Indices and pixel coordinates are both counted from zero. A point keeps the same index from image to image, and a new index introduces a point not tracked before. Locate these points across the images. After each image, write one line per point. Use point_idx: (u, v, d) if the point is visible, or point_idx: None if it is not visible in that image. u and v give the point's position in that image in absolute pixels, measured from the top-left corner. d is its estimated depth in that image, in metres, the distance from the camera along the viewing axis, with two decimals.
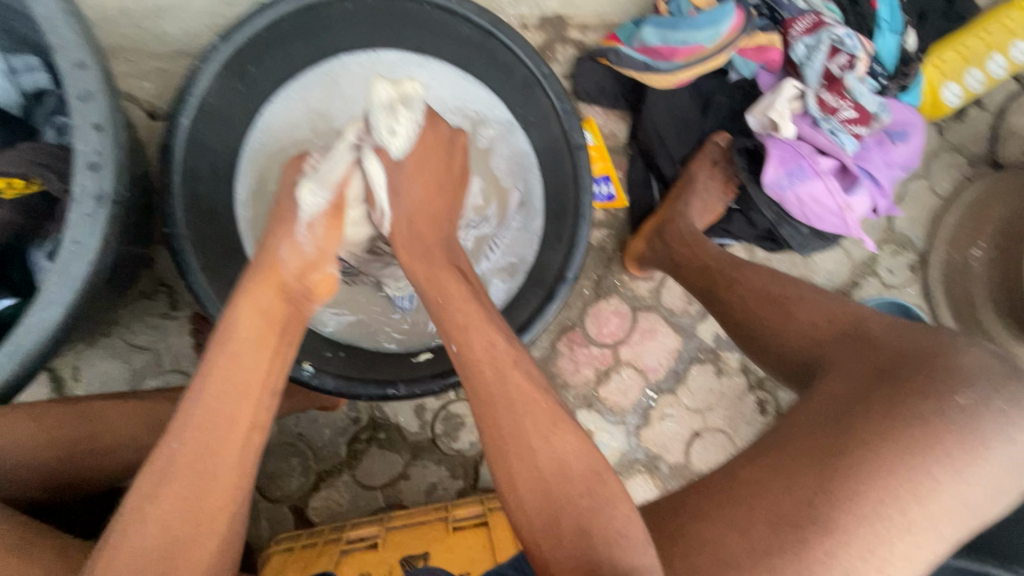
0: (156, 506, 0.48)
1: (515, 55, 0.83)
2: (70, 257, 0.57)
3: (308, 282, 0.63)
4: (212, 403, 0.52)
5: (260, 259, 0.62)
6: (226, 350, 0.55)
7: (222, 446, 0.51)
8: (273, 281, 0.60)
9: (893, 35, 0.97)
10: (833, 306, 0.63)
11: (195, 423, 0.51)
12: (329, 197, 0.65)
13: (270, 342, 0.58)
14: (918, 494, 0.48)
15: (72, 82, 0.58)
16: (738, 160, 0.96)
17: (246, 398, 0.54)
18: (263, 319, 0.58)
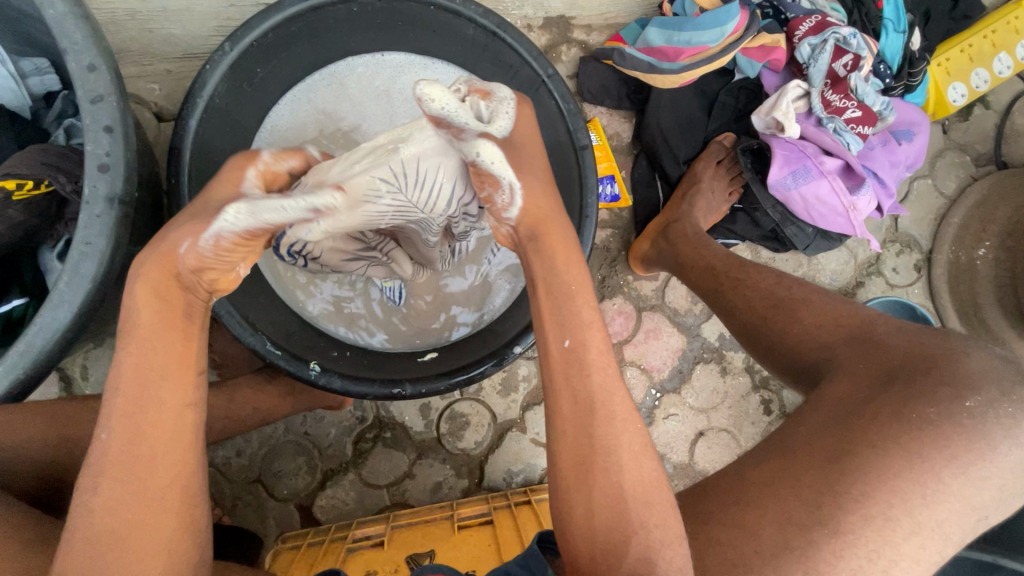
0: (99, 494, 0.46)
1: (521, 56, 0.82)
2: (79, 258, 0.58)
3: (210, 278, 0.53)
4: (132, 390, 0.47)
5: (155, 241, 0.51)
6: (129, 351, 0.48)
7: (155, 428, 0.47)
8: (170, 268, 0.50)
9: (898, 35, 0.97)
10: (841, 312, 0.65)
11: (121, 409, 0.47)
12: (251, 226, 0.52)
13: (177, 332, 0.50)
14: (924, 496, 0.48)
15: (82, 85, 0.58)
16: (742, 160, 0.98)
17: (170, 383, 0.48)
18: (163, 306, 0.50)
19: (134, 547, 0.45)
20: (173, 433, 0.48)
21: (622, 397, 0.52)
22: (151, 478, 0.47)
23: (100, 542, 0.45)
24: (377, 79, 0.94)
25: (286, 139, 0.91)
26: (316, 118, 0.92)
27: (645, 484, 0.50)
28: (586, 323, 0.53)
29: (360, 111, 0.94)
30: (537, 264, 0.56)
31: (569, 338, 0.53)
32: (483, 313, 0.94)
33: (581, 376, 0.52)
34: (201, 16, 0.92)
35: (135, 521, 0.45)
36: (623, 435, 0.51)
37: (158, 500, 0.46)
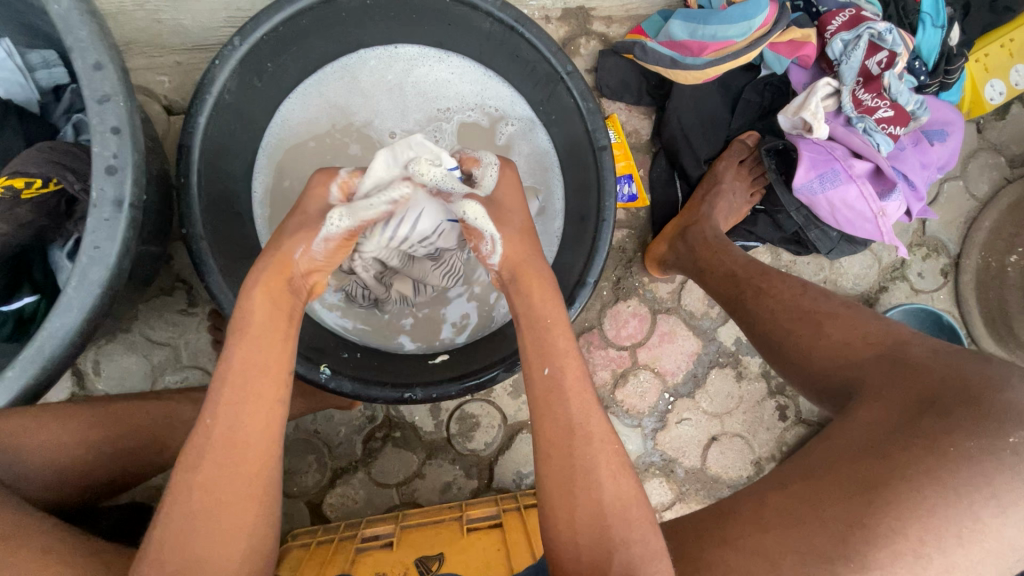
0: (200, 475, 0.50)
1: (538, 51, 0.79)
2: (87, 263, 0.56)
3: (309, 280, 0.64)
4: (235, 381, 0.53)
5: (269, 253, 0.62)
6: (242, 342, 0.55)
7: (250, 419, 0.52)
8: (279, 275, 0.60)
9: (937, 30, 0.92)
10: (872, 329, 0.62)
11: (225, 397, 0.52)
12: (351, 225, 0.65)
13: (281, 331, 0.58)
14: (959, 535, 0.46)
15: (90, 85, 0.57)
16: (767, 161, 0.94)
17: (265, 375, 0.54)
18: (275, 307, 0.58)
19: (228, 527, 0.49)
20: (269, 425, 0.54)
21: (598, 419, 0.56)
22: (242, 465, 0.51)
23: (191, 519, 0.49)
24: (390, 73, 0.91)
25: (297, 135, 0.89)
26: (327, 114, 0.90)
27: (623, 499, 0.53)
28: (558, 350, 0.59)
29: (372, 106, 0.91)
30: (519, 302, 0.63)
31: (549, 365, 0.58)
32: (495, 315, 0.93)
33: (561, 400, 0.56)
34: (210, 7, 0.90)
35: (227, 505, 0.50)
36: (601, 457, 0.54)
37: (247, 486, 0.51)
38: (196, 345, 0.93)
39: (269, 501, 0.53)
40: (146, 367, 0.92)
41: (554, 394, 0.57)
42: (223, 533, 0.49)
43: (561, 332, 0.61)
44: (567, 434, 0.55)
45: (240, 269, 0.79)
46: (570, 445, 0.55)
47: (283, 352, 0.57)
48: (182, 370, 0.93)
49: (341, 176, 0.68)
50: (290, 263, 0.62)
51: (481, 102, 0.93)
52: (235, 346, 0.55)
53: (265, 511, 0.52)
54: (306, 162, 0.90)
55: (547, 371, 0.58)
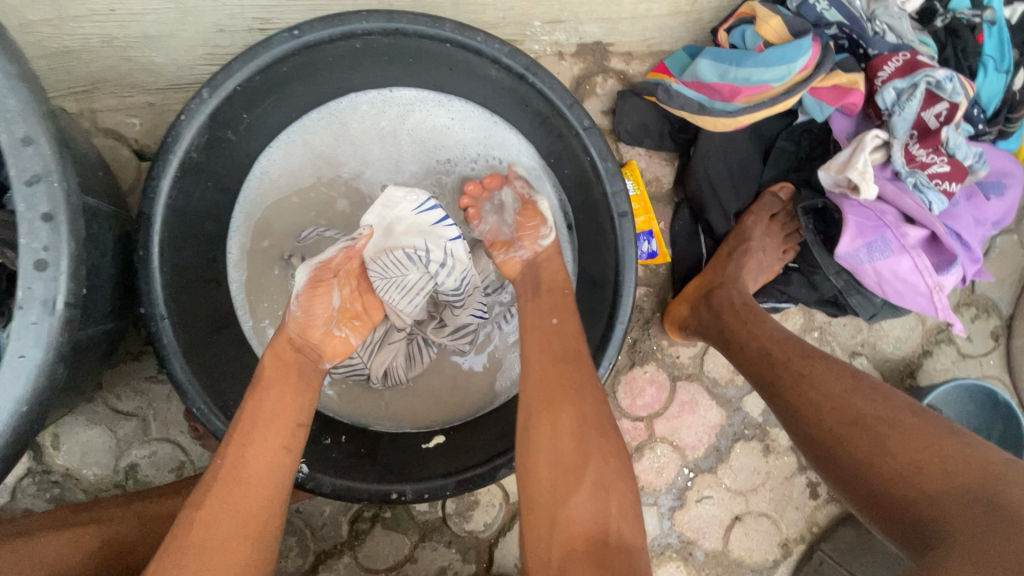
0: (202, 512, 0.51)
1: (552, 103, 0.69)
2: (7, 376, 0.47)
3: (314, 339, 0.65)
4: (247, 428, 0.56)
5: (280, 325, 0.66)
6: (254, 391, 0.59)
7: (256, 460, 0.55)
8: (286, 339, 0.63)
9: (999, 74, 0.82)
10: (942, 446, 0.55)
11: (239, 434, 0.56)
12: (311, 271, 0.65)
13: (290, 383, 0.61)
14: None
15: (16, 163, 0.47)
16: (803, 221, 0.85)
17: (277, 420, 0.58)
18: (280, 363, 0.62)
19: (234, 508, 0.51)
20: (279, 469, 0.56)
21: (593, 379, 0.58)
22: (242, 501, 0.52)
23: (181, 557, 0.48)
24: (384, 119, 0.82)
25: (279, 189, 0.80)
26: (314, 166, 0.81)
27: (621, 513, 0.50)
28: (566, 311, 0.64)
29: (364, 156, 0.83)
30: (546, 270, 0.70)
31: (556, 316, 0.64)
32: (498, 389, 0.83)
33: (561, 342, 0.61)
34: (185, 43, 0.80)
35: (217, 545, 0.49)
36: (596, 420, 0.55)
37: (243, 526, 0.51)
38: (168, 415, 0.84)
39: (259, 531, 0.52)
40: (111, 440, 0.83)
41: (549, 356, 0.60)
42: (228, 503, 0.51)
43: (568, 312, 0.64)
44: (564, 363, 0.59)
45: (210, 344, 0.70)
46: (564, 391, 0.56)
47: (296, 402, 0.60)
48: (151, 443, 0.84)
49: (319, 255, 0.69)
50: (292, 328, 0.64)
51: (484, 151, 0.84)
52: (248, 398, 0.59)
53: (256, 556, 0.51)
54: (289, 218, 0.81)
55: (556, 321, 0.63)
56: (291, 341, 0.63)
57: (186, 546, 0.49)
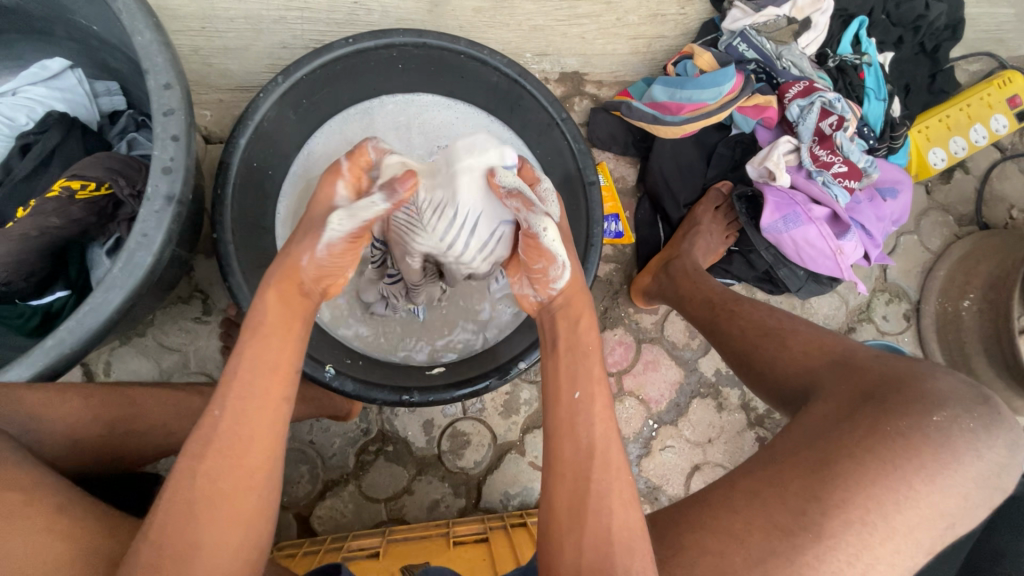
0: (205, 463, 0.52)
1: (538, 101, 0.92)
2: (134, 248, 0.64)
3: (322, 286, 0.66)
4: (244, 377, 0.56)
5: (281, 259, 0.65)
6: (256, 335, 0.59)
7: (256, 415, 0.55)
8: (291, 282, 0.63)
9: (879, 102, 1.08)
10: (827, 341, 0.70)
11: (237, 391, 0.55)
12: (352, 228, 0.63)
13: (292, 329, 0.62)
14: (897, 502, 0.53)
15: (158, 101, 0.67)
16: (738, 206, 1.05)
17: (274, 375, 0.57)
18: (284, 308, 0.62)
19: (240, 461, 0.53)
20: (271, 423, 0.56)
21: (615, 447, 0.60)
22: (241, 458, 0.53)
23: (194, 506, 0.51)
24: (403, 115, 1.04)
25: (319, 166, 1.01)
26: (345, 150, 1.02)
27: (630, 529, 0.56)
28: (594, 380, 0.64)
29: (383, 143, 1.04)
30: (564, 326, 0.69)
31: (580, 390, 0.63)
32: (487, 334, 1.00)
33: (584, 423, 0.61)
34: (255, 54, 1.03)
35: (225, 497, 0.52)
36: (615, 483, 0.58)
37: (246, 477, 0.53)
38: (205, 351, 0.98)
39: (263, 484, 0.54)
40: (155, 369, 0.97)
41: (574, 422, 0.61)
42: (233, 455, 0.53)
43: (598, 383, 0.63)
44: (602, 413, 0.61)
45: (258, 274, 0.86)
46: (585, 466, 0.59)
47: (291, 355, 0.60)
48: (189, 375, 0.97)
49: (343, 171, 0.68)
50: (298, 272, 0.63)
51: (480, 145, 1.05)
52: (247, 343, 0.59)
53: (263, 505, 0.54)
54: None
55: (577, 395, 0.62)
56: (296, 285, 0.63)
57: (196, 496, 0.51)
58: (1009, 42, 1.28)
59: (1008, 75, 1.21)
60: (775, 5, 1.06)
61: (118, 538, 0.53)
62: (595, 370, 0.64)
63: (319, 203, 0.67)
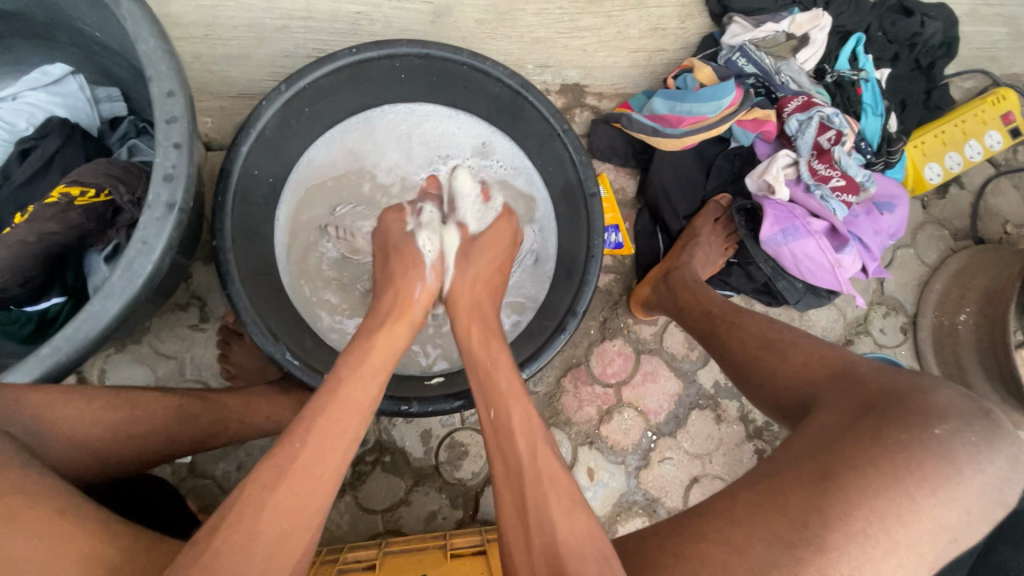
0: (274, 496, 0.56)
1: (540, 112, 0.92)
2: (134, 255, 0.64)
3: (423, 312, 0.78)
4: (333, 413, 0.62)
5: (392, 294, 0.77)
6: (351, 370, 0.66)
7: (332, 449, 0.60)
8: (405, 312, 0.76)
9: (876, 117, 1.09)
10: (828, 354, 0.70)
11: (317, 427, 0.60)
12: (437, 254, 0.81)
13: (387, 366, 0.69)
14: (899, 515, 0.52)
15: (161, 108, 0.66)
16: (737, 219, 1.05)
17: (355, 414, 0.63)
18: (389, 343, 0.71)
19: (307, 492, 0.57)
20: (341, 461, 0.60)
21: (551, 466, 0.62)
22: (313, 489, 0.57)
23: (252, 539, 0.53)
24: (404, 124, 1.04)
25: (319, 174, 1.01)
26: (346, 159, 1.02)
27: (580, 540, 0.57)
28: (506, 397, 0.67)
29: (384, 152, 1.04)
30: (475, 338, 0.74)
31: (495, 410, 0.67)
32: None
33: (510, 445, 0.64)
34: (257, 62, 1.03)
35: (288, 531, 0.55)
36: (553, 502, 0.59)
37: (309, 514, 0.57)
38: (202, 359, 0.97)
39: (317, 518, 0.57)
40: (151, 377, 0.96)
41: (504, 440, 0.64)
42: (303, 486, 0.57)
43: (512, 397, 0.67)
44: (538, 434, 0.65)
45: (256, 281, 0.86)
46: (521, 481, 0.61)
47: (375, 394, 0.66)
48: (185, 383, 0.96)
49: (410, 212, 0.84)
50: (410, 305, 0.77)
51: (481, 154, 1.05)
52: (343, 378, 0.65)
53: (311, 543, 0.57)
54: (325, 199, 1.01)
55: (492, 415, 0.66)
56: (408, 322, 0.76)
57: (251, 524, 0.54)
58: (1003, 60, 1.30)
59: (1003, 92, 1.23)
60: (773, 21, 1.08)
61: (118, 545, 0.52)
62: (504, 387, 0.68)
63: (390, 238, 0.82)
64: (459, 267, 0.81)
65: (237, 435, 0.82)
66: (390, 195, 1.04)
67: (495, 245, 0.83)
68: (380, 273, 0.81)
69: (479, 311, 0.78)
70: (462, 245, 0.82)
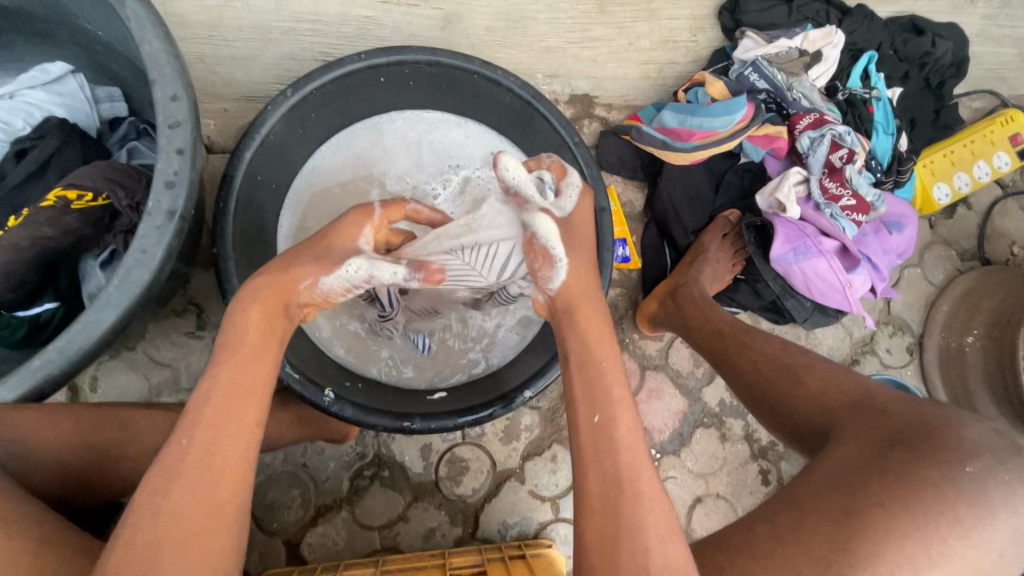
0: (167, 500, 0.47)
1: (552, 125, 0.90)
2: (131, 266, 0.62)
3: (304, 304, 0.64)
4: (218, 403, 0.51)
5: (274, 271, 0.61)
6: (231, 359, 0.54)
7: (227, 447, 0.50)
8: (278, 295, 0.60)
9: (887, 136, 1.09)
10: (845, 380, 0.71)
11: (207, 417, 0.50)
12: (365, 275, 0.65)
13: (269, 351, 0.57)
14: (930, 557, 0.52)
15: (163, 112, 0.64)
16: (747, 235, 1.04)
17: (250, 398, 0.53)
18: (266, 327, 0.58)
19: (206, 495, 0.48)
20: (242, 449, 0.51)
21: (647, 476, 0.54)
22: (214, 491, 0.48)
23: (156, 551, 0.45)
24: (412, 132, 1.03)
25: (324, 181, 0.98)
26: (354, 165, 1.00)
27: (671, 567, 0.49)
28: (617, 400, 0.57)
29: (391, 158, 1.02)
30: (574, 339, 0.62)
31: (599, 413, 0.56)
32: (490, 355, 0.98)
33: (609, 453, 0.54)
34: (262, 65, 1.01)
35: (199, 537, 0.46)
36: (648, 521, 0.51)
37: (219, 509, 0.48)
38: (198, 367, 0.95)
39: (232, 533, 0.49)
40: (144, 385, 0.93)
41: (609, 450, 0.54)
42: (194, 491, 0.47)
43: (622, 405, 0.57)
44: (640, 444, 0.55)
45: None
46: (616, 493, 0.52)
47: (267, 375, 0.56)
48: (180, 392, 0.94)
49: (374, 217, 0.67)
50: (290, 291, 0.61)
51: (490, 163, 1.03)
52: (220, 366, 0.53)
53: (225, 551, 0.48)
54: (331, 206, 0.99)
55: (597, 418, 0.56)
56: (278, 300, 0.60)
57: (148, 538, 0.45)
58: (1012, 81, 1.29)
59: (1010, 113, 1.22)
60: (786, 37, 1.08)
61: None
62: (616, 391, 0.58)
63: (340, 237, 0.65)
64: (568, 250, 0.66)
65: None
66: None
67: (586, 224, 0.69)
68: (280, 253, 0.64)
69: (573, 299, 0.65)
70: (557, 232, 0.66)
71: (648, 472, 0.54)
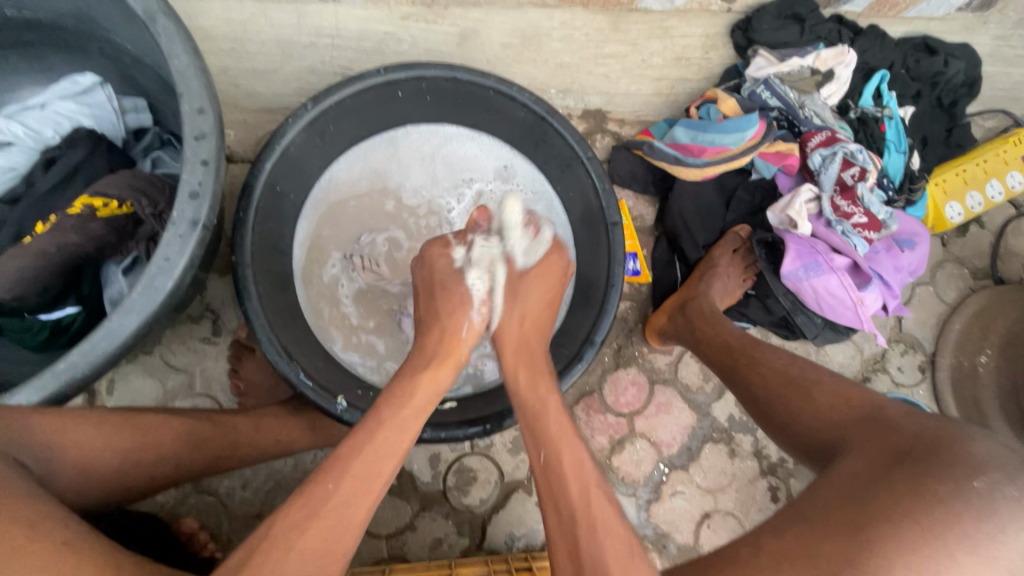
0: (303, 538, 0.53)
1: (565, 140, 0.92)
2: (155, 272, 0.63)
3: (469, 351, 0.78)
4: (367, 455, 0.60)
5: (440, 335, 0.76)
6: (390, 414, 0.64)
7: (360, 499, 0.57)
8: (453, 353, 0.75)
9: (899, 154, 1.09)
10: (853, 394, 0.71)
11: (353, 469, 0.58)
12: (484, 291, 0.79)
13: (426, 410, 0.68)
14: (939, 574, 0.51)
15: (191, 124, 0.66)
16: (758, 251, 1.04)
17: (389, 459, 0.61)
18: (433, 386, 0.70)
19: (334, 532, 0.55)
20: (371, 502, 0.58)
21: (599, 506, 0.61)
22: (342, 536, 0.55)
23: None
24: (428, 145, 1.05)
25: (341, 192, 1.01)
26: (369, 178, 1.03)
27: None
28: (557, 441, 0.66)
29: (406, 171, 1.04)
30: (518, 376, 0.74)
31: (546, 451, 0.66)
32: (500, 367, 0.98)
33: (560, 483, 0.63)
34: (282, 78, 1.04)
35: (323, 555, 0.54)
36: (606, 543, 0.58)
37: (340, 547, 0.55)
38: (212, 372, 0.96)
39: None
40: (159, 390, 0.95)
41: (559, 490, 0.63)
42: (326, 530, 0.54)
43: (564, 441, 0.66)
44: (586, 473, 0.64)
45: (273, 299, 0.84)
46: (575, 530, 0.60)
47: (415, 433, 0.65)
48: (194, 397, 0.95)
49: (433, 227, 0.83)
50: (457, 344, 0.76)
51: (504, 177, 1.06)
52: (382, 420, 0.63)
53: None
54: (347, 218, 1.02)
55: (544, 456, 0.65)
56: (454, 359, 0.75)
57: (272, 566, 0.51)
58: None
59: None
60: (798, 56, 1.09)
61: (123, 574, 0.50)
62: (555, 430, 0.67)
63: (440, 273, 0.80)
64: (506, 302, 0.79)
65: (243, 462, 0.81)
66: (416, 215, 1.05)
67: (545, 279, 0.80)
68: (428, 314, 0.79)
69: (530, 346, 0.77)
70: (510, 283, 0.79)
71: (601, 502, 0.61)
